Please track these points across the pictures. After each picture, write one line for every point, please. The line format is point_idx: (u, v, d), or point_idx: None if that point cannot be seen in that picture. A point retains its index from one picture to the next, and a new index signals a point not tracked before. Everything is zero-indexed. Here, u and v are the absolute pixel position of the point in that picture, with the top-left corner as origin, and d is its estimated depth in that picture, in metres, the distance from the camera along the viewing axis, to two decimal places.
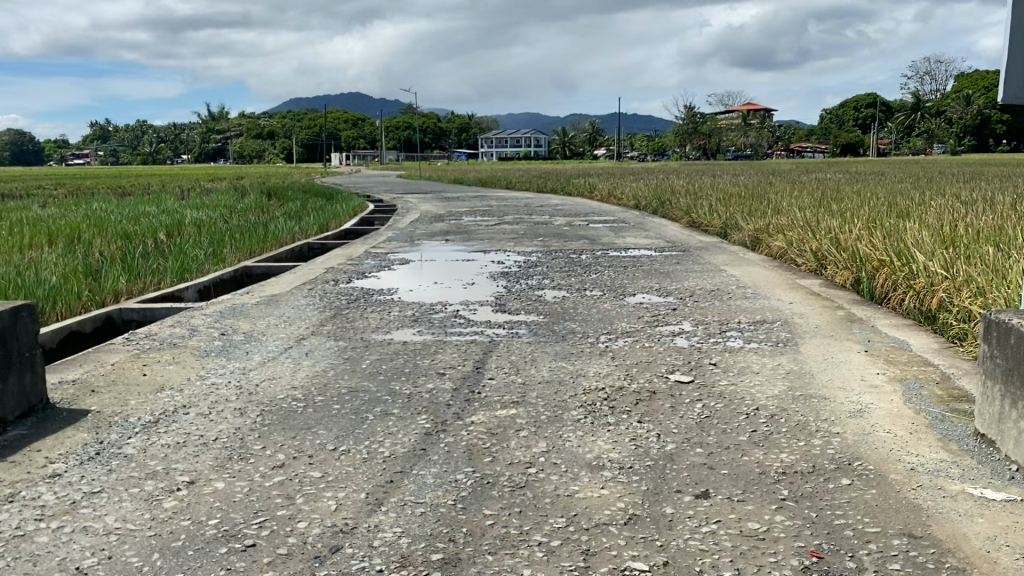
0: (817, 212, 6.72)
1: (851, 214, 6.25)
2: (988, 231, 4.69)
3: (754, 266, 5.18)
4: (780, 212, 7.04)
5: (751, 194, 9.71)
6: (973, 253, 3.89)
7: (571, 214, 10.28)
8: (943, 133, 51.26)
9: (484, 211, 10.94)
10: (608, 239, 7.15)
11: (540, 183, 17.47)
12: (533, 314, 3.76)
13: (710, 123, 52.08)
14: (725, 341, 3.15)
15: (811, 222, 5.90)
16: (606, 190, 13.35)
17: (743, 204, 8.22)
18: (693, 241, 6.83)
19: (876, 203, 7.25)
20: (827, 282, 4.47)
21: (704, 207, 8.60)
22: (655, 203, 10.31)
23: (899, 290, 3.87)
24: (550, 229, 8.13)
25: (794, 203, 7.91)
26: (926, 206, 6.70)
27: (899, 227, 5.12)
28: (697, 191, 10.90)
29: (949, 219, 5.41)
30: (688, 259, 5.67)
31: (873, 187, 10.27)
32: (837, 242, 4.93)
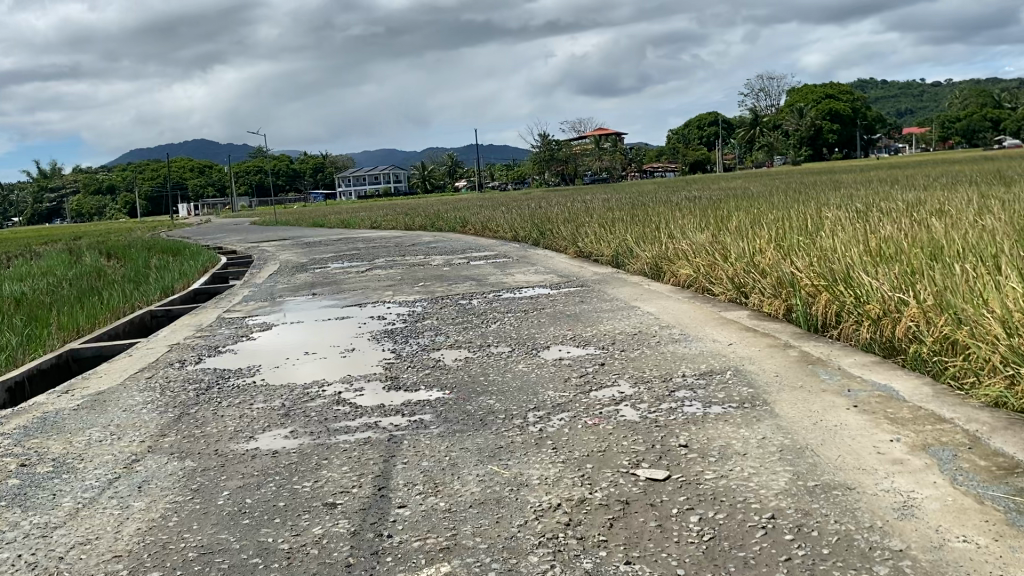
0: (713, 233, 6.35)
1: (753, 233, 5.89)
2: (910, 241, 4.36)
3: (668, 298, 4.66)
4: (674, 236, 6.63)
5: (633, 217, 9.34)
6: (918, 269, 3.50)
7: (447, 252, 9.60)
8: (784, 145, 53.88)
9: (353, 255, 10.10)
10: (495, 278, 6.53)
11: (405, 221, 16.68)
12: (436, 386, 3.03)
13: (567, 148, 52.81)
14: (680, 407, 2.56)
15: (715, 243, 5.49)
16: (479, 223, 12.75)
17: (630, 229, 7.80)
18: (586, 273, 6.30)
19: (768, 219, 6.96)
20: (756, 314, 3.99)
21: (589, 234, 8.12)
22: (533, 234, 9.79)
23: (846, 318, 3.42)
24: (430, 271, 7.43)
25: (684, 224, 7.54)
26: (820, 218, 6.44)
27: (814, 244, 4.75)
28: (574, 218, 10.47)
29: (859, 231, 5.10)
30: (592, 295, 5.10)
31: (749, 201, 10.13)
32: (754, 264, 4.49)
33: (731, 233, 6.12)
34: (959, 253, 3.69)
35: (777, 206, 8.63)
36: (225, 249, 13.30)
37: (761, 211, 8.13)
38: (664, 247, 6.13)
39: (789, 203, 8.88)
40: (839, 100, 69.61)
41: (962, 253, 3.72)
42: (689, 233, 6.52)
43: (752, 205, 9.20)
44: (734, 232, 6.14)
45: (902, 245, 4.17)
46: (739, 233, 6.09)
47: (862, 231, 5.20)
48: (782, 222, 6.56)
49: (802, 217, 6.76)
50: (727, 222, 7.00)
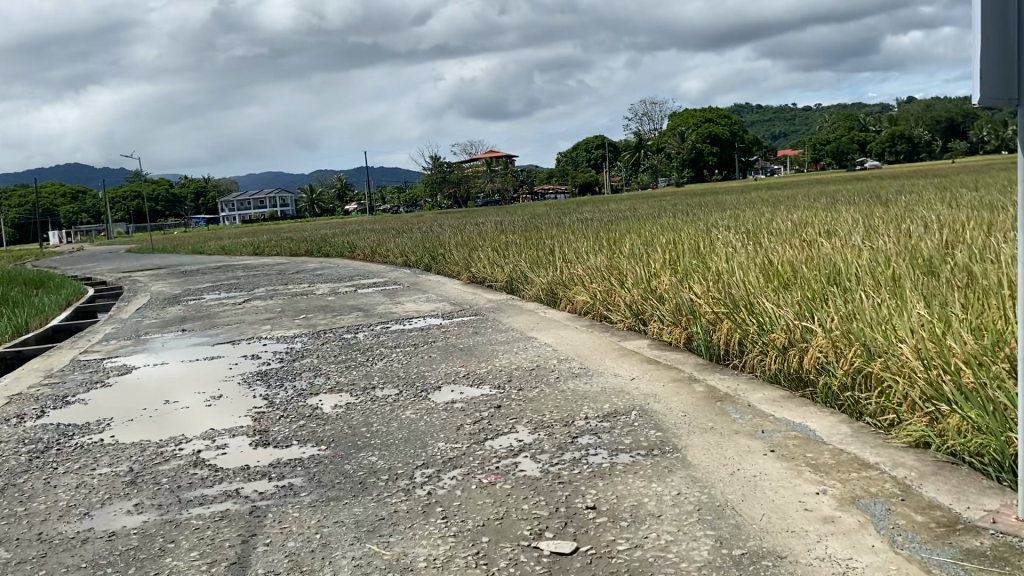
0: (608, 257, 6.20)
1: (648, 256, 5.75)
2: (806, 264, 4.27)
3: (564, 327, 4.43)
4: (568, 260, 6.45)
5: (526, 241, 9.15)
6: (820, 295, 3.37)
7: (334, 280, 9.16)
8: (669, 167, 55.37)
9: (232, 285, 9.53)
10: (383, 307, 6.18)
11: (291, 246, 16.06)
12: (310, 441, 2.69)
13: (458, 171, 52.71)
14: (584, 457, 2.30)
15: (611, 268, 5.31)
16: (368, 248, 12.33)
17: (523, 254, 7.59)
18: (479, 300, 6.04)
19: (661, 241, 6.88)
20: (656, 344, 3.80)
21: (482, 259, 7.88)
22: (424, 259, 9.48)
23: (750, 347, 3.26)
24: (314, 301, 7.00)
25: (578, 247, 7.38)
26: (713, 240, 6.38)
27: (710, 268, 4.63)
28: (466, 242, 10.22)
29: (753, 254, 5.01)
30: (485, 325, 4.82)
31: (641, 224, 10.11)
32: (652, 290, 4.31)
33: (626, 257, 5.98)
34: (858, 277, 3.59)
35: (667, 228, 8.61)
36: (93, 280, 12.42)
37: (653, 232, 8.07)
38: (559, 272, 5.92)
39: (680, 225, 8.89)
40: (720, 124, 72.40)
41: (860, 277, 3.63)
42: (584, 257, 6.35)
43: (645, 227, 9.16)
44: (628, 255, 6.00)
45: (799, 268, 4.07)
46: (633, 256, 5.95)
47: (756, 254, 5.12)
48: (675, 244, 6.47)
49: (695, 239, 6.70)
50: (621, 245, 6.88)
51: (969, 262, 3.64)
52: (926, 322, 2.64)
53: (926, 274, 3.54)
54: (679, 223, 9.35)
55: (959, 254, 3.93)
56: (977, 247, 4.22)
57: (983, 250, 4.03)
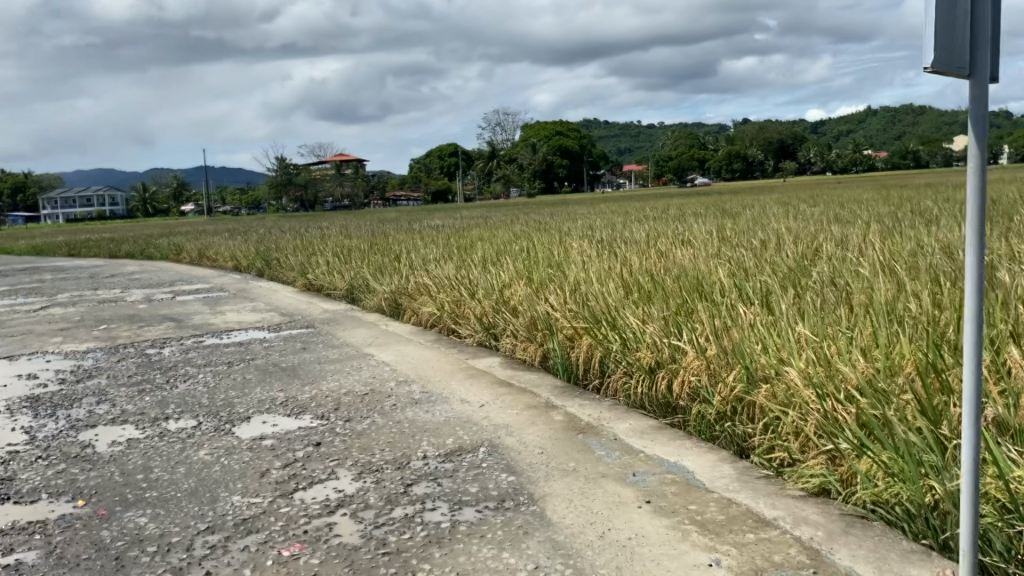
0: (457, 265, 5.76)
1: (500, 266, 5.35)
2: (666, 275, 3.97)
3: (404, 342, 3.93)
4: (413, 268, 5.95)
5: (370, 247, 8.59)
6: (686, 310, 3.04)
7: (153, 286, 8.26)
8: (519, 177, 55.83)
9: (34, 290, 8.44)
10: (202, 318, 5.47)
11: (113, 247, 14.72)
12: (65, 495, 2.07)
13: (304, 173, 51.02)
14: (418, 515, 1.81)
15: (461, 277, 4.86)
16: (197, 251, 11.37)
17: (366, 260, 7.03)
18: (313, 311, 5.44)
19: (513, 249, 6.50)
20: (507, 361, 3.37)
21: (321, 265, 7.25)
22: (259, 263, 8.72)
23: (612, 368, 2.87)
24: (123, 310, 6.17)
25: (425, 254, 6.90)
26: (567, 249, 6.06)
27: (566, 279, 4.25)
28: (306, 246, 9.52)
29: (610, 265, 4.69)
30: (317, 339, 4.25)
31: (493, 232, 9.76)
32: (503, 301, 3.88)
33: (477, 266, 5.55)
34: (725, 291, 3.30)
35: (519, 236, 8.30)
36: None
37: (504, 241, 7.71)
38: (403, 280, 5.44)
39: (532, 233, 8.60)
40: (568, 136, 73.91)
41: (727, 290, 3.34)
42: (432, 265, 5.88)
43: (496, 235, 8.81)
44: (480, 264, 5.57)
45: (660, 280, 3.76)
46: (484, 265, 5.52)
47: (613, 264, 4.81)
48: (527, 253, 6.11)
49: (547, 248, 6.37)
50: (471, 254, 6.46)
51: (836, 277, 3.43)
52: (810, 344, 2.33)
53: (794, 288, 3.29)
54: (530, 231, 9.07)
55: (822, 268, 3.74)
56: (838, 260, 4.05)
57: (844, 264, 3.86)
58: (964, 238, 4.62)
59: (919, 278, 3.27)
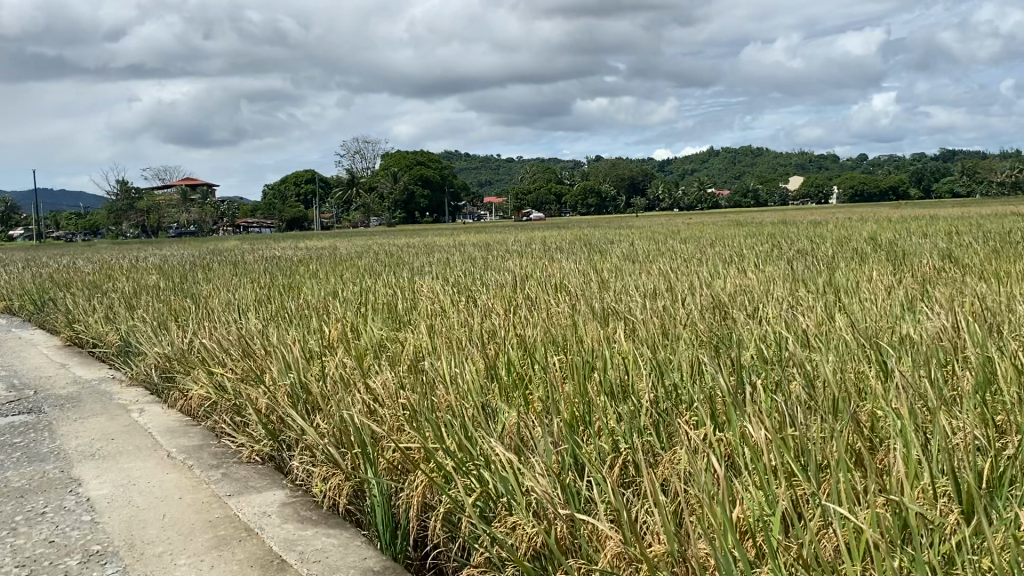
0: (265, 317, 4.37)
1: (320, 320, 4.01)
2: (541, 348, 2.78)
3: (145, 451, 2.53)
4: (207, 319, 4.52)
5: (177, 284, 7.03)
6: (589, 436, 1.87)
7: None
8: (378, 206, 54.18)
9: None
10: None
11: None
12: None
13: (146, 198, 47.51)
14: None
15: (259, 338, 3.49)
16: None
17: (159, 304, 5.50)
18: (56, 383, 3.93)
19: (347, 293, 5.16)
20: (290, 501, 2.05)
21: (98, 310, 5.67)
22: (31, 306, 6.99)
23: (463, 541, 1.63)
24: None
25: (236, 297, 5.45)
26: (413, 294, 4.81)
27: (401, 350, 2.98)
28: (100, 283, 7.84)
29: (462, 324, 3.47)
30: (17, 442, 2.77)
31: (334, 266, 8.39)
32: (301, 389, 2.56)
33: (288, 320, 4.18)
34: (639, 386, 2.15)
35: (364, 273, 6.97)
36: None
37: (340, 280, 6.34)
38: (188, 338, 4.01)
39: (379, 269, 7.29)
40: (429, 167, 72.92)
41: (641, 385, 2.19)
42: (235, 316, 4.47)
43: (335, 271, 7.44)
44: (293, 317, 4.21)
45: (535, 362, 2.57)
46: (300, 318, 4.17)
47: (470, 322, 3.58)
48: (363, 299, 4.79)
49: (392, 291, 5.08)
50: (292, 299, 5.08)
51: (787, 360, 2.36)
52: (853, 539, 1.19)
53: (737, 384, 2.19)
54: (375, 266, 7.73)
55: (760, 341, 2.65)
56: (770, 324, 2.99)
57: (782, 332, 2.80)
58: (906, 295, 3.71)
59: (912, 364, 2.23)
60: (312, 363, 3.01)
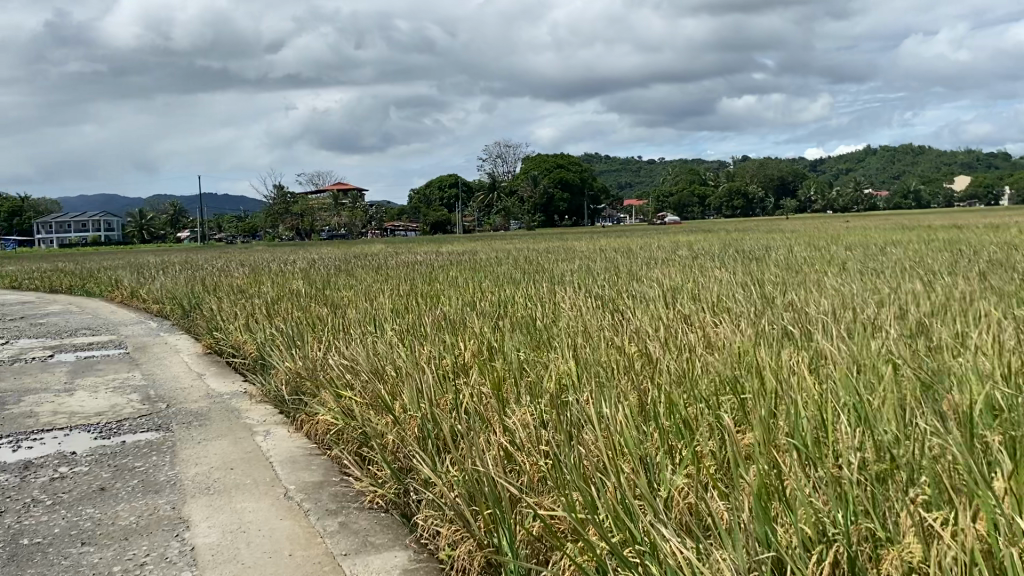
0: (399, 329, 4.13)
1: (456, 336, 3.72)
2: (705, 384, 2.37)
3: (261, 488, 2.29)
4: (340, 331, 4.35)
5: (318, 290, 7.00)
6: (789, 518, 1.45)
7: (42, 339, 6.66)
8: (519, 209, 54.54)
9: None
10: (34, 400, 3.86)
11: (55, 282, 13.22)
12: None
13: (300, 202, 49.75)
14: None
15: (390, 356, 3.23)
16: (131, 289, 9.79)
17: (297, 312, 5.40)
18: (191, 396, 3.83)
19: (486, 305, 4.88)
20: (411, 567, 1.73)
21: (239, 317, 5.63)
22: (181, 310, 7.14)
23: None
24: None
25: (373, 306, 5.27)
26: (553, 308, 4.47)
27: (541, 376, 2.63)
28: (247, 288, 7.95)
29: (609, 348, 3.09)
30: (136, 468, 2.60)
31: (473, 273, 8.22)
32: (427, 424, 2.25)
33: (423, 334, 3.91)
34: (844, 448, 1.71)
35: (504, 281, 6.68)
36: None
37: (480, 289, 6.08)
38: (319, 351, 3.80)
39: (521, 277, 6.99)
40: (570, 170, 72.83)
41: (845, 447, 1.75)
42: (370, 328, 4.25)
43: (475, 279, 7.20)
44: (428, 331, 3.94)
45: (700, 403, 2.16)
46: (436, 334, 3.90)
47: (619, 345, 3.19)
48: (502, 312, 4.49)
49: (534, 303, 4.74)
50: (429, 310, 4.84)
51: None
52: None
53: (973, 449, 1.71)
54: (516, 274, 7.45)
55: (984, 385, 2.15)
56: (988, 359, 2.46)
57: (1009, 374, 2.27)
58: None
59: None
60: (443, 388, 2.71)
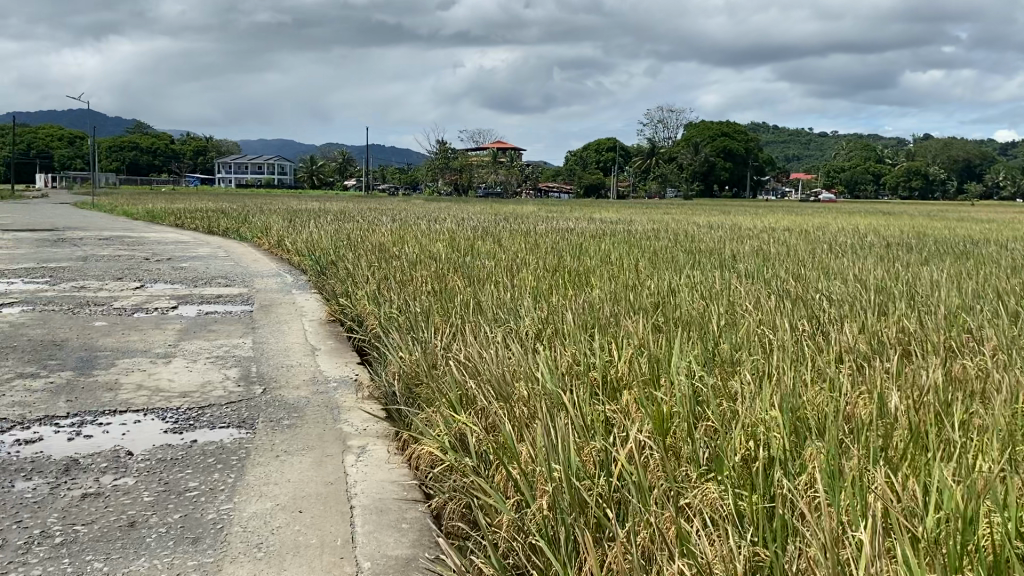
0: (543, 323, 3.41)
1: (611, 340, 2.97)
2: (996, 487, 1.53)
3: (324, 559, 1.63)
4: (469, 314, 3.70)
5: (457, 257, 6.42)
6: None
7: (174, 287, 6.38)
8: (678, 178, 52.77)
9: (41, 277, 6.78)
10: (124, 367, 3.43)
11: (213, 224, 13.42)
12: None
13: (459, 158, 50.06)
14: None
15: (526, 364, 2.52)
16: (277, 239, 9.60)
17: (432, 283, 4.77)
18: (291, 379, 3.29)
19: (649, 295, 4.07)
20: None
21: (369, 282, 5.08)
22: (314, 268, 6.76)
23: None
24: (54, 330, 4.23)
25: (517, 284, 4.57)
26: (725, 310, 3.65)
27: (732, 441, 1.87)
28: (386, 246, 7.50)
29: (814, 389, 2.28)
30: (186, 495, 2.01)
31: (628, 248, 7.44)
32: (566, 504, 1.53)
33: (571, 332, 3.18)
34: None
35: (670, 263, 5.82)
36: None
37: (642, 272, 5.25)
38: (444, 345, 3.14)
39: (688, 260, 6.10)
40: (734, 141, 69.88)
41: None
42: (509, 317, 3.55)
43: (635, 257, 6.38)
44: (577, 328, 3.20)
45: (1002, 540, 1.34)
46: (586, 334, 3.16)
47: (834, 389, 2.36)
48: (670, 307, 3.67)
49: (711, 300, 3.89)
50: (580, 296, 4.08)
51: None
52: None
53: None
54: (683, 255, 6.55)
55: None
56: None
57: None
58: None
59: None
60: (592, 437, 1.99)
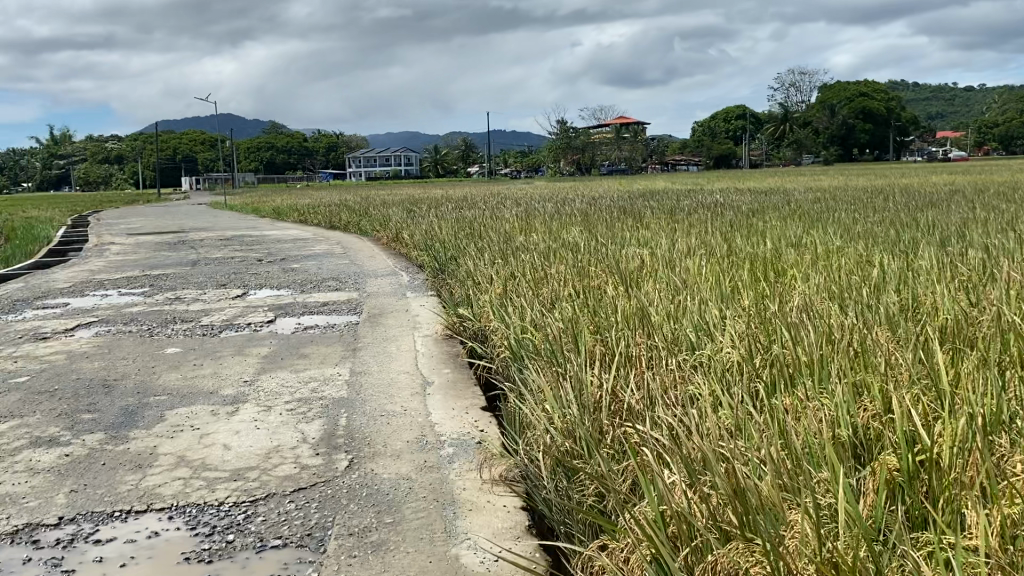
0: (759, 364, 2.33)
1: (894, 402, 1.88)
2: None
3: None
4: (640, 337, 2.62)
5: (601, 245, 5.32)
6: None
7: (278, 294, 5.58)
8: (816, 142, 49.52)
9: (139, 287, 6.11)
10: (171, 424, 2.52)
11: (335, 217, 12.81)
12: None
13: (583, 137, 48.72)
14: None
15: (787, 478, 1.49)
16: (396, 231, 8.77)
17: (580, 284, 3.70)
18: (389, 439, 2.29)
19: (893, 300, 2.87)
20: None
21: (496, 285, 4.05)
22: (433, 266, 5.83)
23: None
24: (113, 363, 3.42)
25: (691, 284, 3.46)
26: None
27: None
28: (514, 235, 6.48)
29: None
30: None
31: (807, 224, 6.12)
32: None
33: (816, 381, 2.10)
34: None
35: (884, 244, 4.50)
36: (63, 257, 9.59)
37: (854, 259, 3.99)
38: (621, 413, 2.12)
39: (905, 237, 4.75)
40: (876, 100, 65.34)
41: None
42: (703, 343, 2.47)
43: (829, 236, 5.07)
44: (823, 373, 2.11)
45: None
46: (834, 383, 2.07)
47: None
48: (943, 328, 2.49)
49: (995, 299, 2.67)
50: (789, 305, 2.94)
51: None
52: None
53: None
54: (889, 230, 5.18)
55: None
56: None
57: None
58: None
59: None
60: None
